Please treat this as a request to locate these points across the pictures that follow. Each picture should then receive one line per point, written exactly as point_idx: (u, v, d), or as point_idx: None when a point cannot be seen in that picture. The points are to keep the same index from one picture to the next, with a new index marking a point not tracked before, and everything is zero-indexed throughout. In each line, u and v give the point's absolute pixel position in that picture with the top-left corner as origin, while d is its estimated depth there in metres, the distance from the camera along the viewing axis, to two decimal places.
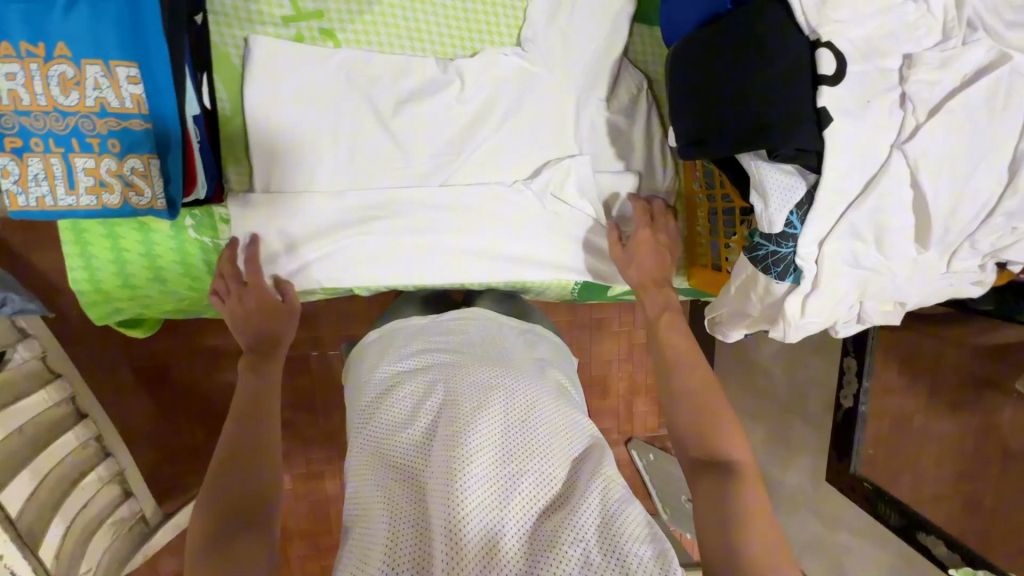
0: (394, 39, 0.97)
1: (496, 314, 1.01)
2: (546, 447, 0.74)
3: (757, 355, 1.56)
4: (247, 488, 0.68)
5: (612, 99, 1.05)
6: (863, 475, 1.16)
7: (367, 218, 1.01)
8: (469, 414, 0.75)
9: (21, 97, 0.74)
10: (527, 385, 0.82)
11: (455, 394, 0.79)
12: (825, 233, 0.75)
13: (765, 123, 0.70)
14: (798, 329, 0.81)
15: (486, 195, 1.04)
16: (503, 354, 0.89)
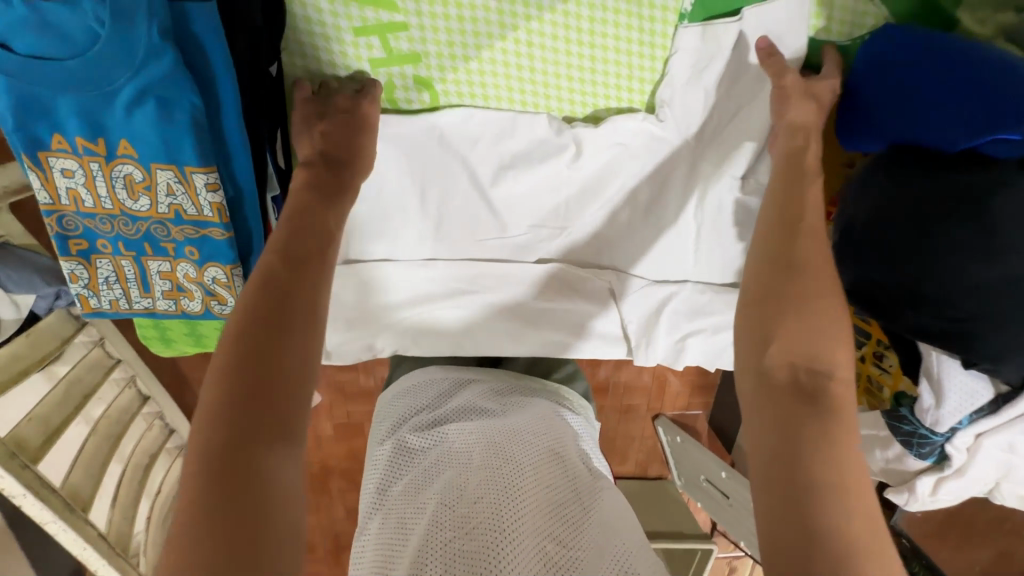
0: (503, 93, 0.80)
1: (525, 377, 0.93)
2: (575, 509, 0.68)
3: None
4: (286, 360, 0.47)
5: (750, 176, 0.86)
6: (900, 531, 1.12)
7: (454, 288, 0.94)
8: (499, 464, 0.71)
9: (82, 197, 0.62)
10: (560, 444, 0.77)
11: (486, 442, 0.75)
12: (988, 429, 0.67)
13: (968, 329, 0.59)
14: (923, 501, 0.76)
15: (580, 276, 0.95)
16: (535, 415, 0.82)
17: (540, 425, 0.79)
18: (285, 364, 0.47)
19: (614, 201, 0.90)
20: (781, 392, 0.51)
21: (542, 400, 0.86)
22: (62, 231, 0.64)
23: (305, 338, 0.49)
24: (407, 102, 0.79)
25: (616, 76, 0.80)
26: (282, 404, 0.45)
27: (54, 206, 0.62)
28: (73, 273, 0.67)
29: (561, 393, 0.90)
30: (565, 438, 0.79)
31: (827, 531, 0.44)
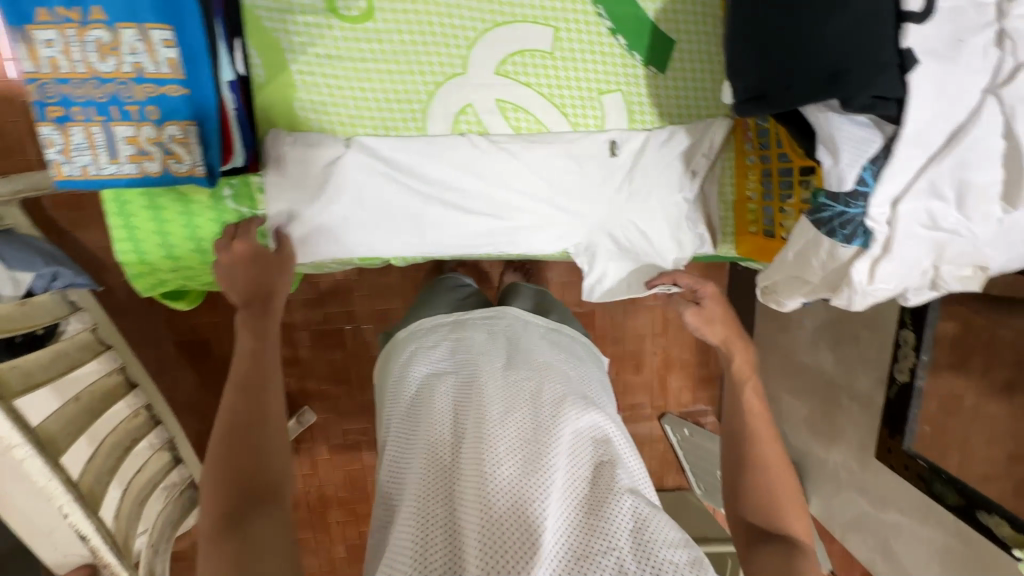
0: (432, 6, 0.93)
1: (521, 313, 1.02)
2: (588, 446, 0.73)
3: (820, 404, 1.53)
4: (262, 474, 0.61)
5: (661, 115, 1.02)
6: (917, 452, 1.28)
7: (397, 177, 1.00)
8: (511, 408, 0.74)
9: (59, 64, 0.73)
10: (566, 386, 0.80)
11: (498, 387, 0.77)
12: (899, 193, 0.70)
13: (840, 71, 0.64)
14: (865, 296, 0.77)
15: (521, 168, 1.02)
16: (531, 356, 0.86)
17: (544, 369, 0.83)
18: (257, 463, 0.61)
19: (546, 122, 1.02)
20: (757, 534, 0.71)
21: (540, 346, 0.91)
22: (41, 98, 0.74)
23: (265, 435, 0.63)
24: (347, 9, 0.91)
25: None
26: (260, 478, 0.60)
27: (35, 74, 0.73)
28: (49, 139, 0.76)
29: (555, 337, 0.97)
30: (567, 380, 0.83)
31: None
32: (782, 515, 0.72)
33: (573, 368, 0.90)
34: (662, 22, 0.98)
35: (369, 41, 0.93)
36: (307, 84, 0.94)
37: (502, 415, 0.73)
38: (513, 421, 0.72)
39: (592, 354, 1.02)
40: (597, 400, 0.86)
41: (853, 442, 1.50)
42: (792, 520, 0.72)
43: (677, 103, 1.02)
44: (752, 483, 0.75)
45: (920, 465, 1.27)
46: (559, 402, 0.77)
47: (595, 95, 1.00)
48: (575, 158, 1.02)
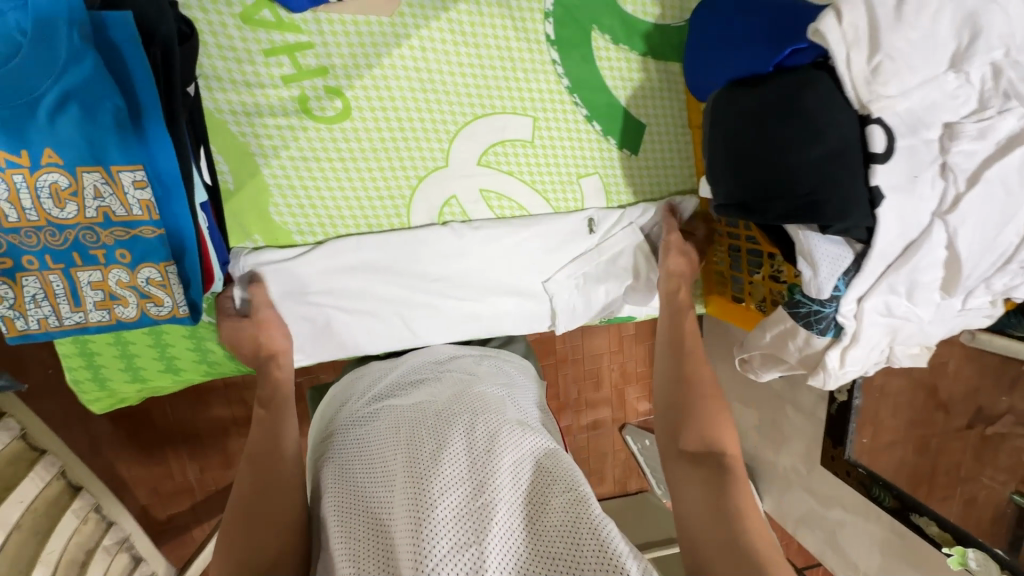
0: (410, 101, 0.91)
1: (457, 348, 0.98)
2: (531, 468, 0.69)
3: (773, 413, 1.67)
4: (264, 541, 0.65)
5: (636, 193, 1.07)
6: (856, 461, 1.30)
7: (384, 272, 0.96)
8: (442, 445, 0.69)
9: (5, 213, 0.63)
10: (499, 411, 0.76)
11: (428, 428, 0.72)
12: (863, 292, 0.79)
13: (817, 200, 0.71)
14: (837, 377, 0.86)
15: (512, 251, 1.02)
16: (467, 387, 0.81)
17: (476, 397, 0.78)
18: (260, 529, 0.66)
19: (532, 204, 1.02)
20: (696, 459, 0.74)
21: (473, 377, 0.86)
22: None
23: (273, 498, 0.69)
24: (321, 109, 0.87)
25: (504, 83, 0.95)
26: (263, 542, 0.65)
27: None
28: None
29: (496, 367, 0.92)
30: (503, 406, 0.78)
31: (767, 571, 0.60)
32: (714, 431, 0.77)
33: (511, 394, 0.85)
34: (634, 107, 1.02)
35: (346, 141, 0.89)
36: (282, 187, 0.88)
37: (434, 457, 0.67)
38: (445, 457, 0.67)
39: (528, 371, 0.99)
40: (539, 424, 0.82)
41: None
42: (723, 434, 0.77)
43: (649, 181, 1.07)
44: (692, 405, 0.81)
45: (860, 473, 1.28)
46: (493, 428, 0.72)
47: (574, 178, 1.03)
48: (561, 238, 1.04)
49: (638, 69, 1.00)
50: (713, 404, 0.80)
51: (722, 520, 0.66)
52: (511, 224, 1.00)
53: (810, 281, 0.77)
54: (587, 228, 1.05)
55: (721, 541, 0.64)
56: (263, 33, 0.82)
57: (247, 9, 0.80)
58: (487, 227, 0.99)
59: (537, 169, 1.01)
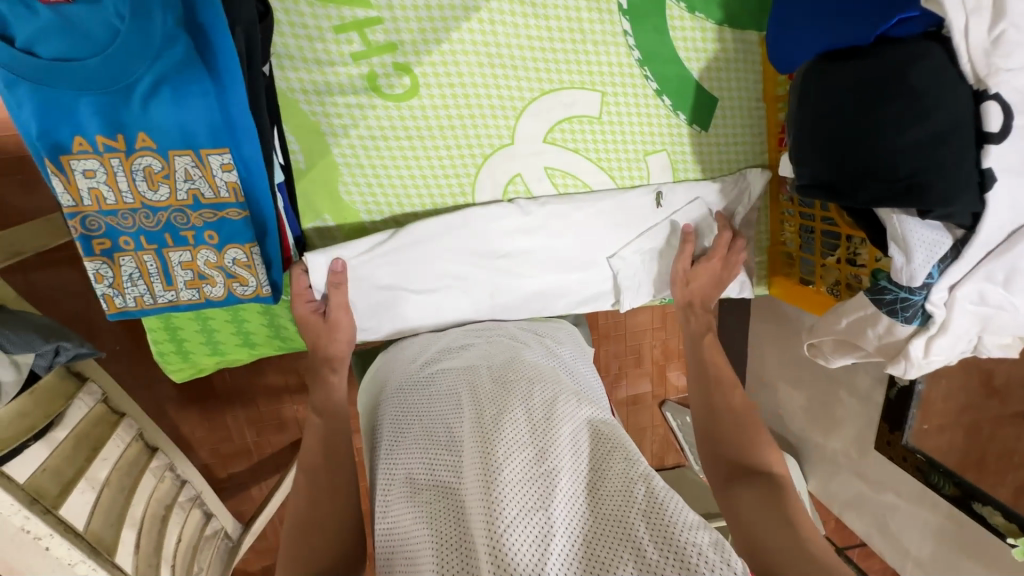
0: (477, 77, 0.88)
1: (509, 326, 0.99)
2: (589, 436, 0.70)
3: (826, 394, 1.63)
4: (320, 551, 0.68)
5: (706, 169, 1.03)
6: (914, 448, 1.29)
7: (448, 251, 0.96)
8: (503, 410, 0.70)
9: (103, 195, 0.66)
10: (554, 382, 0.77)
11: (488, 393, 0.74)
12: (957, 279, 0.75)
13: (918, 183, 0.67)
14: (919, 367, 0.82)
15: (574, 228, 1.00)
16: (521, 361, 0.83)
17: (530, 370, 0.80)
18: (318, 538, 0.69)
19: (597, 182, 1.00)
20: (742, 476, 0.74)
21: (523, 350, 0.88)
22: (86, 232, 0.68)
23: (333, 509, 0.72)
24: (390, 86, 0.86)
25: (573, 56, 0.91)
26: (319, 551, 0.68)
27: (76, 208, 0.66)
28: (98, 274, 0.70)
29: (540, 345, 0.93)
30: (558, 380, 0.79)
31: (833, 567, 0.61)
32: (757, 451, 0.77)
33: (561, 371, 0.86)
34: (707, 81, 0.97)
35: (413, 119, 0.88)
36: (351, 167, 0.88)
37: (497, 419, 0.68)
38: (509, 423, 0.68)
39: (579, 343, 1.02)
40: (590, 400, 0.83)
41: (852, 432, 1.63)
42: (769, 456, 0.76)
43: (718, 159, 1.03)
44: (728, 428, 0.80)
45: (918, 459, 1.28)
46: (551, 398, 0.73)
47: (640, 155, 1.00)
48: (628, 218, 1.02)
49: (713, 39, 0.95)
50: (754, 429, 0.80)
51: (780, 523, 0.67)
52: (575, 203, 0.98)
53: (901, 269, 0.73)
54: (654, 202, 1.01)
55: (783, 541, 0.65)
56: (334, 8, 0.80)
57: None
58: (552, 204, 0.97)
59: (603, 147, 0.98)
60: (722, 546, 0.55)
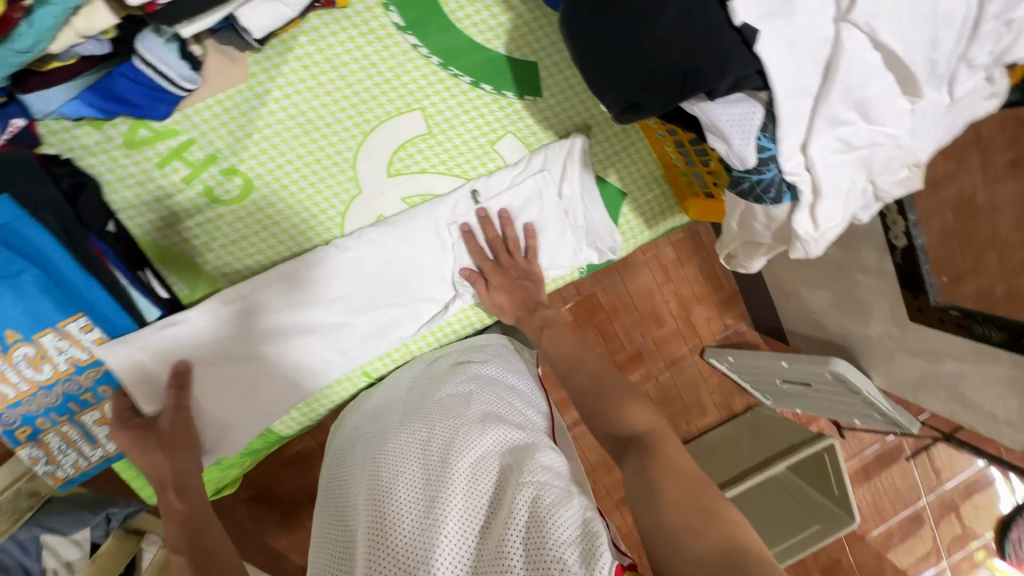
0: (300, 149, 0.93)
1: (437, 353, 1.01)
2: (485, 464, 0.68)
3: (837, 282, 1.49)
4: None
5: (557, 130, 1.01)
6: (946, 304, 1.04)
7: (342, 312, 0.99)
8: (400, 469, 0.70)
9: (4, 391, 0.74)
10: (454, 412, 0.75)
11: (390, 453, 0.74)
12: (804, 137, 0.67)
13: (690, 69, 0.62)
14: (819, 240, 0.75)
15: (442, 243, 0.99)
16: (429, 399, 0.82)
17: (436, 407, 0.78)
18: None
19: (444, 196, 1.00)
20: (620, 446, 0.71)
21: (438, 382, 0.87)
22: (5, 428, 0.76)
23: None
24: (226, 191, 0.91)
25: (380, 91, 0.93)
26: None
27: None
28: (32, 457, 0.79)
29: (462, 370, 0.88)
30: (462, 405, 0.77)
31: (681, 536, 0.59)
32: (631, 418, 0.73)
33: (479, 386, 0.83)
34: (515, 51, 0.96)
35: (261, 210, 0.93)
36: (228, 275, 0.95)
37: (393, 484, 0.68)
38: (400, 485, 0.68)
39: (507, 347, 0.99)
40: (511, 408, 0.80)
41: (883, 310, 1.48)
42: (640, 420, 0.72)
43: (566, 115, 1.01)
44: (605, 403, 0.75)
45: (955, 316, 1.03)
46: (446, 436, 0.71)
47: (487, 146, 0.99)
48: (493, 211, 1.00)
49: (503, 11, 0.94)
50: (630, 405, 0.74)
51: (646, 495, 0.63)
52: (437, 220, 0.98)
53: (728, 155, 0.69)
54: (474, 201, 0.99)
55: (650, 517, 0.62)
56: (148, 148, 0.87)
57: (128, 135, 0.86)
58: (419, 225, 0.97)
59: (448, 157, 0.98)
60: (595, 556, 0.54)
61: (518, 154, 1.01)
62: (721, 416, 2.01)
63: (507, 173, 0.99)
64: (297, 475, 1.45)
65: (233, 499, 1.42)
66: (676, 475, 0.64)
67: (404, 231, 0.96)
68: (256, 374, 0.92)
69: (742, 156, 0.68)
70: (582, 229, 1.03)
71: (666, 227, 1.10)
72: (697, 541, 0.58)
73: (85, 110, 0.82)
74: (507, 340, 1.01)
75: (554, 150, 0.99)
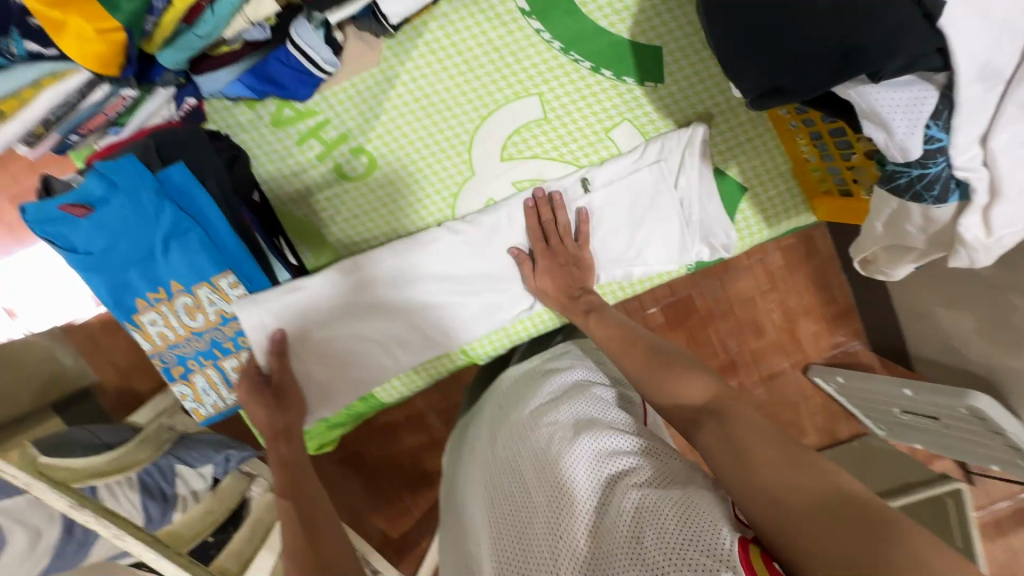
0: (421, 130, 0.97)
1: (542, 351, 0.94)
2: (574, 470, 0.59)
3: (989, 305, 1.29)
4: None
5: (677, 118, 0.97)
6: None
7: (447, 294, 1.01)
8: (496, 498, 0.64)
9: (167, 334, 0.86)
10: (534, 424, 0.68)
11: (493, 465, 0.68)
12: (986, 128, 0.58)
13: (853, 48, 0.56)
14: (989, 249, 0.65)
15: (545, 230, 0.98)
16: (516, 409, 0.75)
17: (519, 420, 0.71)
18: None
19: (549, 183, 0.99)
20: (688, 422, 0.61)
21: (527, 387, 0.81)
22: (165, 365, 0.88)
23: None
24: (353, 169, 0.98)
25: (500, 76, 0.95)
26: None
27: (154, 348, 0.86)
28: (183, 393, 0.90)
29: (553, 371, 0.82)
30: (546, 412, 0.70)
31: (795, 501, 0.47)
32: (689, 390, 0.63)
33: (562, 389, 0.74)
34: (640, 35, 0.93)
35: (381, 188, 0.99)
36: (348, 247, 1.02)
37: (500, 502, 0.63)
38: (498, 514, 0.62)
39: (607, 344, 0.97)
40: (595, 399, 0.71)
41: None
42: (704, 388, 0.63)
43: (688, 104, 0.96)
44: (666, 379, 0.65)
45: None
46: (532, 449, 0.64)
47: (602, 134, 0.97)
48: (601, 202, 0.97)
49: None
50: (687, 380, 0.64)
51: (735, 468, 0.52)
52: (541, 206, 0.97)
53: (886, 147, 0.62)
54: (582, 190, 0.97)
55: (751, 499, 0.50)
56: (290, 127, 0.96)
57: (275, 114, 0.95)
58: (526, 207, 0.97)
59: (561, 143, 0.98)
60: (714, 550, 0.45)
61: (632, 141, 0.97)
62: (823, 441, 1.83)
63: (615, 161, 0.96)
64: (387, 443, 1.53)
65: (330, 457, 1.54)
66: (756, 428, 0.54)
67: (509, 212, 0.98)
68: (366, 341, 0.98)
69: (904, 147, 0.60)
70: (695, 225, 0.98)
71: (786, 228, 1.02)
72: (811, 498, 0.47)
73: (244, 91, 0.91)
74: None
75: (669, 138, 0.94)
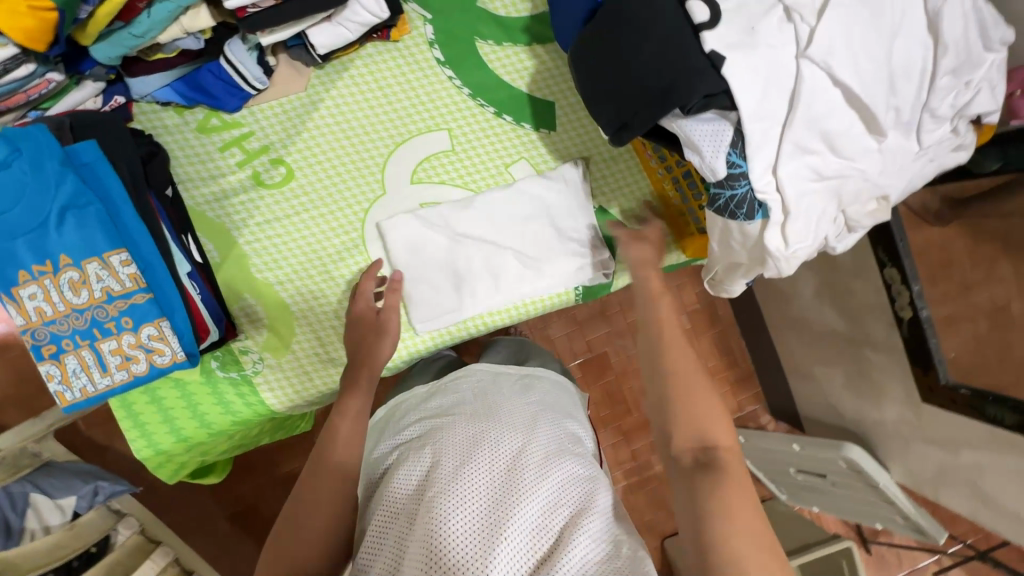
0: (338, 149, 1.07)
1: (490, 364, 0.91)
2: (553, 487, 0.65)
3: (846, 355, 1.46)
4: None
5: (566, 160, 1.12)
6: (957, 383, 1.09)
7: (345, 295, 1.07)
8: (464, 476, 0.65)
9: (45, 310, 0.85)
10: (521, 430, 0.71)
11: (464, 445, 0.69)
12: (773, 160, 0.74)
13: (668, 87, 0.72)
14: (790, 260, 0.79)
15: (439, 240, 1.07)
16: (490, 405, 0.77)
17: (498, 417, 0.74)
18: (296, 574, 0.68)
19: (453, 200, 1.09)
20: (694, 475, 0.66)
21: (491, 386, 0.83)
22: (35, 342, 0.85)
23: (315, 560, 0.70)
24: (271, 178, 1.05)
25: (415, 110, 1.08)
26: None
27: (27, 324, 0.84)
28: (50, 374, 0.87)
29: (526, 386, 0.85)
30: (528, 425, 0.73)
31: None
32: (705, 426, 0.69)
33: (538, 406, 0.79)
34: (536, 90, 1.11)
35: (297, 197, 1.06)
36: (256, 250, 1.05)
37: (455, 484, 0.64)
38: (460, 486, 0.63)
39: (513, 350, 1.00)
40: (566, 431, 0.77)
41: (865, 390, 1.43)
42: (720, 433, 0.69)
43: (575, 150, 1.13)
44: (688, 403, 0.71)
45: (965, 395, 1.07)
46: (514, 454, 0.67)
47: (502, 168, 1.11)
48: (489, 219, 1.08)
49: (528, 57, 1.11)
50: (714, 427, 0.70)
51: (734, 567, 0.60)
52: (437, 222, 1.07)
53: (701, 168, 0.76)
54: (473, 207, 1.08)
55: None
56: (215, 134, 1.04)
57: (202, 122, 1.03)
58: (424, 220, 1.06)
59: (465, 171, 1.10)
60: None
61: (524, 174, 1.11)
62: None
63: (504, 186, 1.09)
64: None
65: None
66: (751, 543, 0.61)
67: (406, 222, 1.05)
68: None
69: (712, 167, 0.75)
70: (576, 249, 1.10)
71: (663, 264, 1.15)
72: None
73: (174, 97, 1.00)
74: (498, 350, 1.04)
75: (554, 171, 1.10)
